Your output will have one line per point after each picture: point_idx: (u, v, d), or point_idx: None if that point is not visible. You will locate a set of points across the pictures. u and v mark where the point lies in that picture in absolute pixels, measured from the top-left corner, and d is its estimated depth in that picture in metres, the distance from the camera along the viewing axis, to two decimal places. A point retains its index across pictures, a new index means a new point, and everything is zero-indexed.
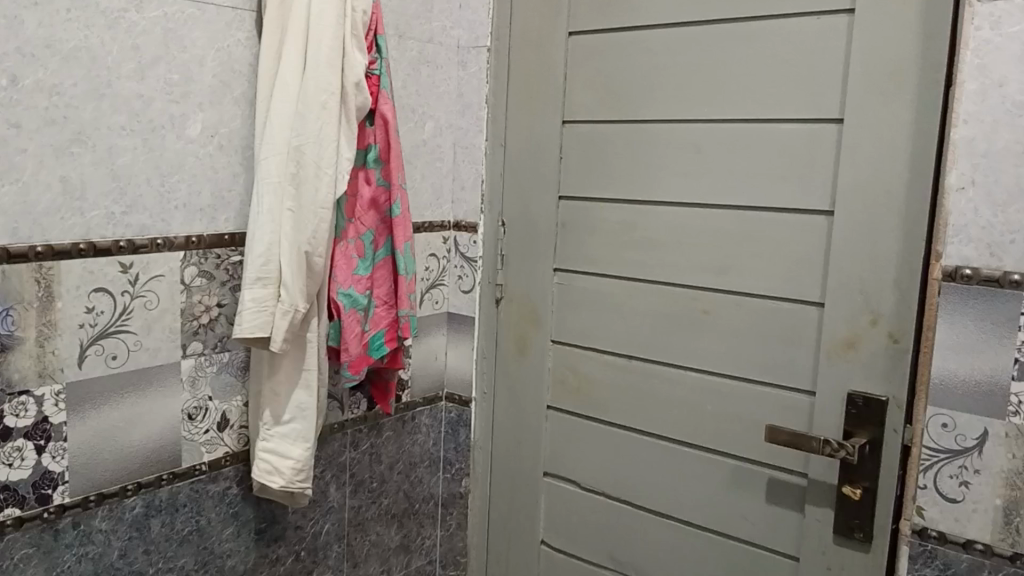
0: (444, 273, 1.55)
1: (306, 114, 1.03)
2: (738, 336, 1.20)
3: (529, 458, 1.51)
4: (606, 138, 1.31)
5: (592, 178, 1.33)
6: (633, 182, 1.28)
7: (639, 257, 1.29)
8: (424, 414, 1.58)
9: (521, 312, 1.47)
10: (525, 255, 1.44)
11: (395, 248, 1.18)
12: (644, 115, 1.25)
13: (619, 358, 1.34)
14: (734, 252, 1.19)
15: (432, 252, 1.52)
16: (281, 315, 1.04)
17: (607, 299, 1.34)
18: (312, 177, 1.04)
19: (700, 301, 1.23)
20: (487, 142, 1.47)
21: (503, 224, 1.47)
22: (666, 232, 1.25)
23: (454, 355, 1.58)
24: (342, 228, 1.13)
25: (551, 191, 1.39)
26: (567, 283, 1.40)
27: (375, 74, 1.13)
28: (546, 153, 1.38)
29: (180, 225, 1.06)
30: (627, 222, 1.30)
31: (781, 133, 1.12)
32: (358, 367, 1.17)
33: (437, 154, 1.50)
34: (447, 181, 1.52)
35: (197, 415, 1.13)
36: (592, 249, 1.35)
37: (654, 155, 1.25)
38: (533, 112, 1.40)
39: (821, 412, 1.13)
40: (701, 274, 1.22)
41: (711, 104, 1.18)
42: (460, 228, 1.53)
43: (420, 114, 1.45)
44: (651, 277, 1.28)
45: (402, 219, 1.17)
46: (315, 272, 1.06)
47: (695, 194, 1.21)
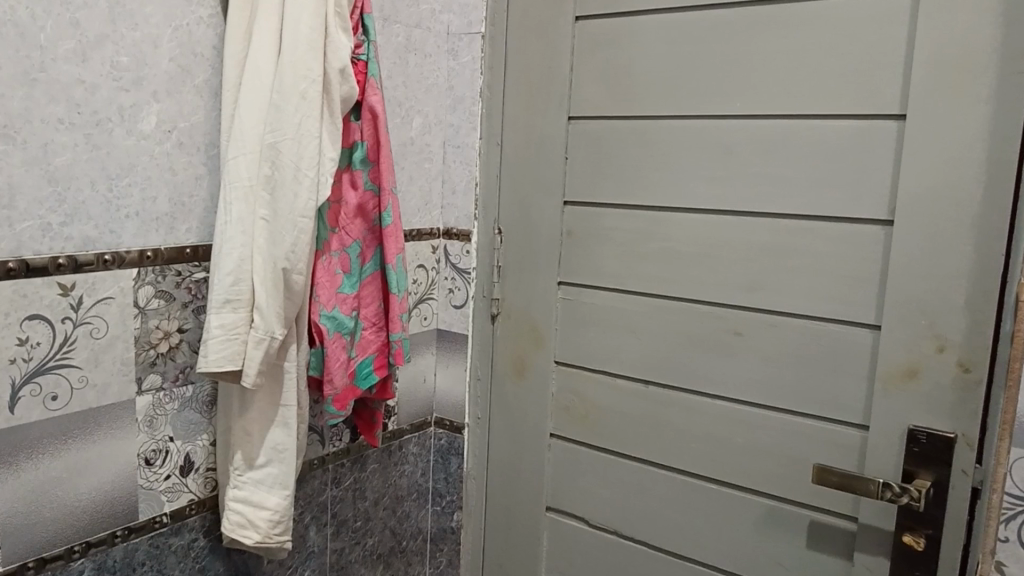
0: (432, 287, 1.40)
1: (283, 107, 0.88)
2: (774, 362, 1.07)
3: (527, 492, 1.36)
4: (620, 137, 1.16)
5: (603, 182, 1.19)
6: (652, 186, 1.14)
7: (660, 271, 1.15)
8: (412, 442, 1.42)
9: (520, 330, 1.32)
10: (525, 267, 1.29)
11: (387, 262, 1.02)
12: (666, 111, 1.11)
13: (634, 383, 1.21)
14: (772, 267, 1.05)
15: (420, 263, 1.36)
16: (254, 344, 0.88)
17: (620, 318, 1.20)
18: (291, 180, 0.88)
19: (731, 323, 1.10)
20: (481, 141, 1.32)
21: (500, 232, 1.31)
22: (691, 243, 1.11)
23: (444, 378, 1.43)
24: (324, 240, 0.97)
25: (555, 196, 1.24)
26: (573, 298, 1.25)
27: (361, 59, 0.97)
28: (550, 153, 1.23)
29: (133, 237, 0.89)
30: (645, 232, 1.15)
31: (829, 133, 0.99)
32: (344, 401, 1.01)
33: (426, 155, 1.34)
34: (437, 184, 1.37)
35: (156, 460, 0.96)
36: (603, 261, 1.20)
37: (677, 157, 1.11)
38: (533, 107, 1.25)
39: (876, 448, 1.01)
40: (733, 291, 1.09)
41: (746, 100, 1.04)
42: (451, 236, 1.37)
43: (407, 108, 1.29)
44: (674, 293, 1.14)
45: (394, 230, 1.02)
46: (294, 292, 0.90)
47: (728, 201, 1.07)
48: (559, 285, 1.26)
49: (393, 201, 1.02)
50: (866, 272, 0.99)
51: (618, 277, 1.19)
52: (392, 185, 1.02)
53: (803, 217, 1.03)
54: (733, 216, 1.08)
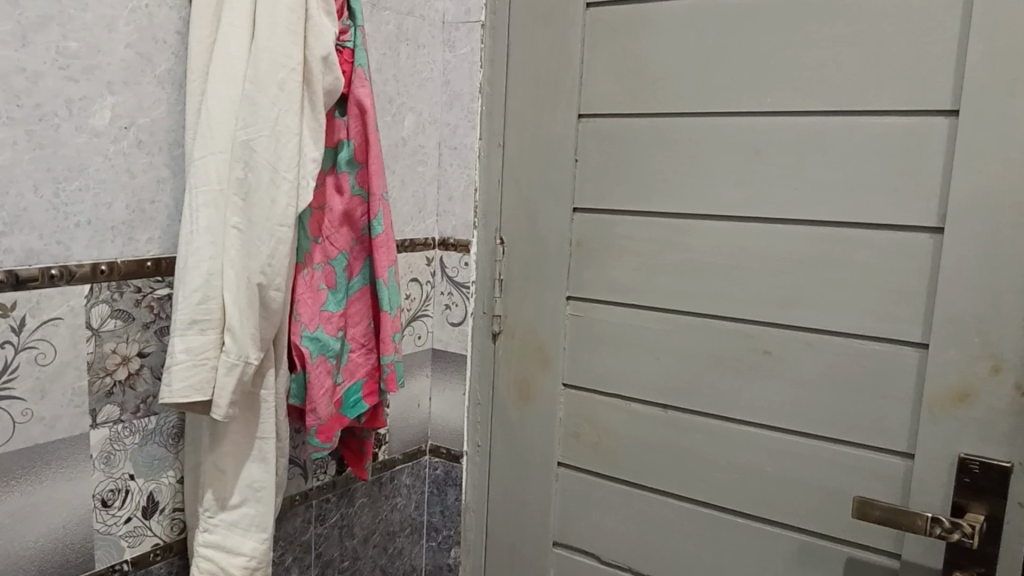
0: (428, 302, 1.28)
1: (259, 99, 0.77)
2: (810, 386, 0.95)
3: (533, 526, 1.23)
4: (634, 137, 1.05)
5: (616, 187, 1.07)
6: (668, 190, 1.02)
7: (677, 284, 1.03)
8: (405, 473, 1.29)
9: (525, 349, 1.19)
10: (529, 280, 1.17)
11: (377, 276, 0.91)
12: (685, 107, 1.00)
13: (651, 408, 1.07)
14: (805, 278, 0.94)
15: (414, 277, 1.25)
16: (225, 371, 0.77)
17: (634, 336, 1.08)
18: (268, 184, 0.77)
19: (759, 341, 0.98)
20: (481, 141, 1.21)
21: (502, 242, 1.20)
22: (713, 253, 1.00)
23: (440, 402, 1.30)
24: (305, 251, 0.86)
25: (563, 204, 1.12)
26: (583, 314, 1.12)
27: (347, 47, 0.86)
28: (558, 155, 1.12)
29: (85, 249, 0.78)
30: (663, 242, 1.04)
31: (870, 129, 0.88)
32: (329, 433, 0.89)
33: (420, 157, 1.23)
34: (432, 189, 1.26)
35: (114, 502, 0.84)
36: (617, 274, 1.08)
37: (697, 158, 1.00)
38: (537, 106, 1.13)
39: (923, 481, 0.89)
40: (761, 305, 0.97)
41: (776, 93, 0.93)
42: (447, 246, 1.26)
43: (400, 105, 1.18)
44: (693, 309, 1.02)
45: (385, 239, 0.90)
46: (272, 311, 0.80)
47: (756, 206, 0.96)
48: (568, 300, 1.14)
49: (384, 207, 0.91)
50: (912, 285, 0.87)
51: (631, 290, 1.07)
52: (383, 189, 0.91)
53: (841, 222, 0.91)
54: (761, 222, 0.96)
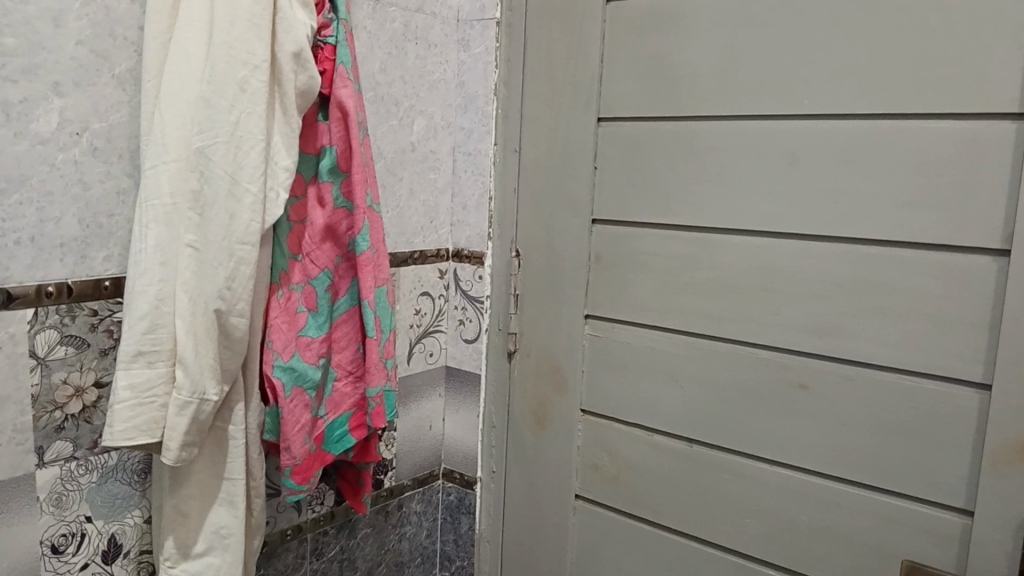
0: (441, 316, 1.12)
1: (217, 102, 0.68)
2: (856, 430, 0.81)
3: (546, 566, 1.07)
4: (659, 142, 0.91)
5: (637, 196, 0.93)
6: (694, 201, 0.89)
7: (702, 306, 0.90)
8: (415, 499, 1.13)
9: (542, 373, 1.04)
10: (544, 296, 1.02)
11: (361, 297, 0.79)
12: (714, 109, 0.87)
13: (673, 441, 0.94)
14: (848, 304, 0.80)
15: (425, 289, 1.08)
16: (176, 410, 0.69)
17: (656, 361, 0.94)
18: (226, 198, 0.69)
19: (795, 374, 0.84)
20: (496, 147, 1.06)
21: (518, 254, 1.05)
22: (744, 272, 0.86)
23: (454, 425, 1.14)
24: (280, 269, 0.76)
25: (582, 213, 0.98)
26: (603, 336, 0.98)
27: (329, 43, 0.76)
28: (577, 160, 0.97)
29: (27, 270, 0.71)
30: (688, 258, 0.90)
31: (924, 137, 0.74)
32: (305, 473, 0.78)
33: (431, 163, 1.07)
34: (446, 200, 1.10)
35: (67, 547, 0.76)
36: (644, 291, 0.94)
37: (726, 167, 0.86)
38: (555, 108, 0.99)
39: (984, 547, 0.74)
40: (798, 333, 0.83)
41: (817, 93, 0.80)
42: (462, 258, 1.10)
43: (409, 107, 1.02)
44: (722, 335, 0.89)
45: (369, 255, 0.78)
46: (235, 339, 0.71)
47: (792, 222, 0.82)
48: (586, 318, 0.99)
49: (369, 219, 0.79)
50: (973, 317, 0.73)
51: (654, 309, 0.93)
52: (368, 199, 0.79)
53: (892, 241, 0.77)
54: (799, 240, 0.82)
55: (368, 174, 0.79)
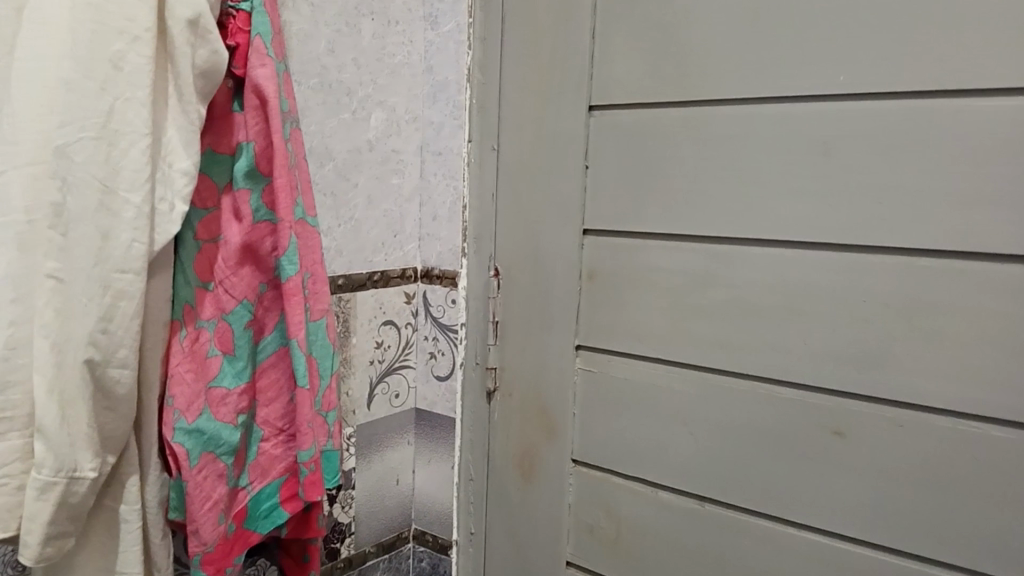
0: (408, 349, 0.95)
1: (84, 83, 0.51)
2: (919, 494, 0.63)
3: None
4: (665, 133, 0.73)
5: (637, 201, 0.75)
6: (709, 205, 0.71)
7: (715, 334, 0.72)
8: (380, 568, 0.96)
9: (527, 414, 0.86)
10: (526, 325, 0.85)
11: (289, 338, 0.62)
12: (734, 90, 0.68)
13: (685, 500, 0.76)
14: (911, 333, 0.62)
15: (388, 318, 0.91)
16: (36, 493, 0.51)
17: (662, 403, 0.76)
18: (99, 211, 0.52)
19: (839, 421, 0.66)
20: (471, 144, 0.88)
21: (497, 273, 0.87)
22: (771, 293, 0.68)
23: (426, 478, 0.97)
24: (184, 304, 0.60)
25: (571, 222, 0.80)
26: (600, 370, 0.80)
27: (242, 9, 0.59)
28: (563, 157, 0.80)
29: None
30: (701, 275, 0.72)
31: (1009, 118, 0.56)
32: (221, 560, 0.62)
33: (394, 165, 0.90)
34: (413, 208, 0.93)
35: None
36: (648, 316, 0.76)
37: (748, 161, 0.68)
38: (538, 96, 0.81)
39: None
40: (841, 369, 0.65)
41: (869, 64, 0.61)
42: (431, 279, 0.93)
43: (365, 97, 0.85)
44: (743, 371, 0.70)
45: (297, 283, 0.61)
46: (116, 396, 0.55)
47: (834, 229, 0.64)
48: (577, 349, 0.81)
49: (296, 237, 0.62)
50: None
51: (658, 340, 0.75)
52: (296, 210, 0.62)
53: (975, 254, 0.59)
54: (844, 251, 0.64)
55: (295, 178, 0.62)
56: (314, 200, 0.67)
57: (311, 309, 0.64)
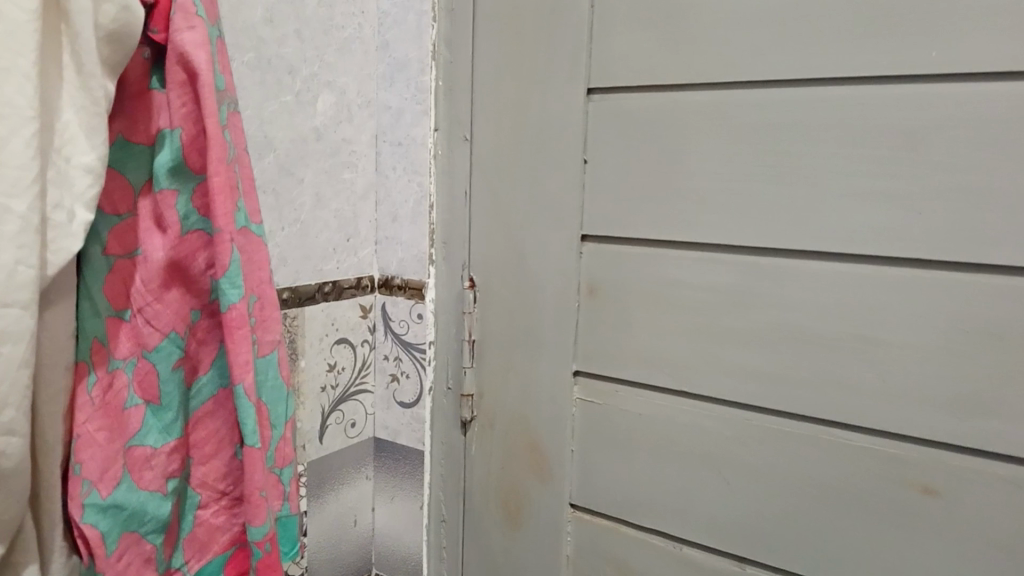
0: (366, 370, 0.81)
1: None
2: (1013, 559, 0.53)
3: None
4: (685, 125, 0.62)
5: (652, 205, 0.64)
6: (744, 211, 0.60)
7: (752, 360, 0.61)
8: None
9: (514, 449, 0.75)
10: (514, 344, 0.73)
11: (231, 382, 0.49)
12: (774, 74, 0.57)
13: (717, 560, 0.65)
14: (1002, 367, 0.52)
15: (343, 336, 0.78)
16: None
17: (684, 442, 0.65)
18: None
19: (910, 470, 0.56)
20: (438, 134, 0.75)
21: (473, 284, 0.75)
22: (823, 316, 0.58)
23: (388, 517, 0.84)
24: (90, 342, 0.46)
25: (567, 228, 0.68)
26: (604, 400, 0.69)
27: None
28: (556, 150, 0.68)
29: None
30: (732, 295, 0.62)
31: None
32: None
33: (346, 157, 0.77)
34: (367, 208, 0.80)
35: None
36: (665, 337, 0.65)
37: (794, 158, 0.57)
38: (524, 80, 0.68)
39: None
40: (911, 407, 0.55)
41: (951, 42, 0.51)
42: (391, 289, 0.80)
43: (311, 76, 0.71)
44: (787, 407, 0.60)
45: (240, 313, 0.48)
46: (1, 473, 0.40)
47: (907, 242, 0.54)
48: (575, 375, 0.70)
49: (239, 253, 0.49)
50: None
51: (677, 368, 0.65)
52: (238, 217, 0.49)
53: None
54: (915, 268, 0.54)
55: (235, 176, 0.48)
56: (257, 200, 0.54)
57: (258, 342, 0.51)
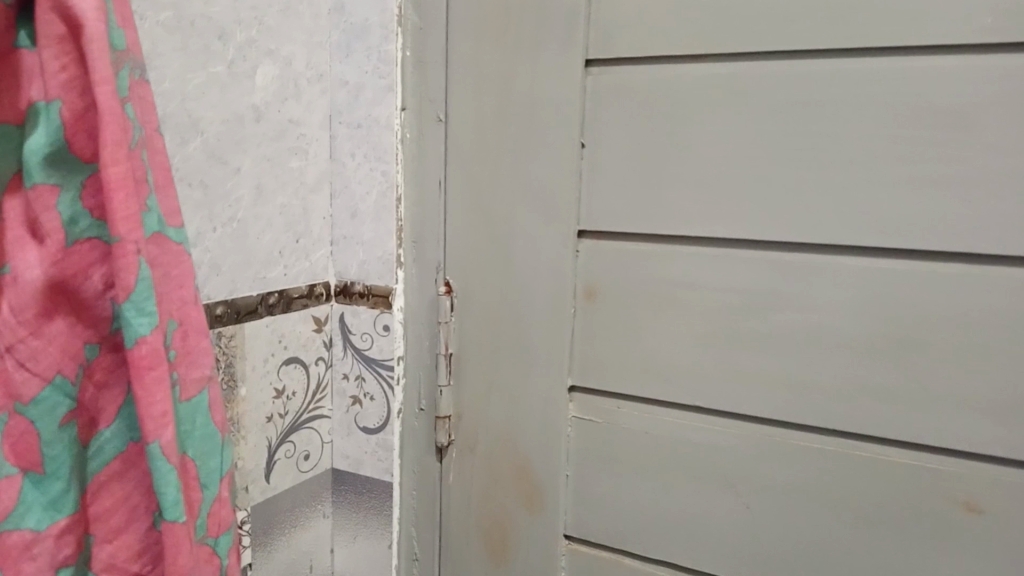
0: (322, 392, 0.70)
1: None
2: None
3: None
4: (708, 102, 0.50)
5: (665, 194, 0.52)
6: (784, 200, 0.49)
7: (790, 386, 0.50)
8: None
9: (499, 479, 0.62)
10: (498, 358, 0.60)
11: (144, 440, 0.36)
12: (825, 39, 0.46)
13: None
14: None
15: (293, 355, 0.67)
16: None
17: (704, 467, 0.54)
18: None
19: (1014, 502, 0.46)
20: (405, 113, 0.64)
21: (449, 288, 0.62)
22: (881, 326, 0.48)
23: (351, 559, 0.72)
24: None
25: (560, 222, 0.56)
26: (611, 422, 0.57)
27: None
28: (548, 131, 0.56)
29: None
30: (766, 300, 0.50)
31: None
32: None
33: (294, 141, 0.65)
34: (321, 202, 0.68)
35: None
36: (681, 358, 0.54)
37: (847, 140, 0.47)
38: (507, 48, 0.57)
39: None
40: (1003, 433, 0.45)
41: None
42: (352, 297, 0.68)
43: (247, 42, 0.60)
44: (850, 430, 0.49)
45: (151, 349, 0.36)
46: None
47: (992, 232, 0.44)
48: (571, 392, 0.58)
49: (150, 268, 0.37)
50: None
51: (694, 383, 0.53)
52: (146, 220, 0.37)
53: None
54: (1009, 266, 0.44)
55: (139, 164, 0.37)
56: (174, 194, 0.42)
57: (179, 381, 0.39)
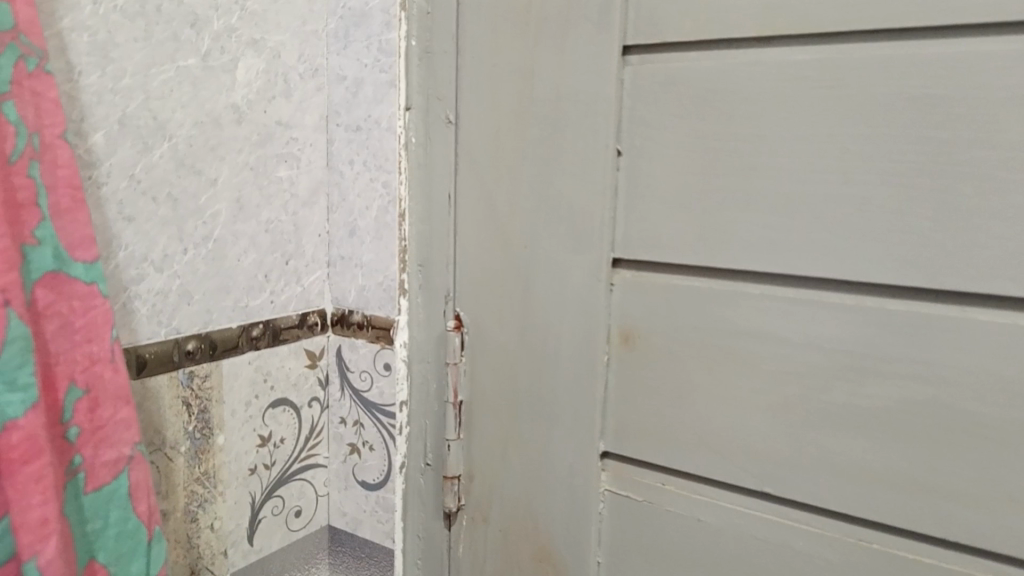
0: (315, 439, 0.61)
1: None
2: None
3: None
4: (778, 102, 0.39)
5: (725, 219, 0.41)
6: (882, 231, 0.37)
7: (880, 468, 0.39)
8: None
9: (516, 555, 0.52)
10: (516, 410, 0.51)
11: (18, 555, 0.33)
12: (942, 20, 0.35)
13: None
14: None
15: (280, 396, 0.58)
16: None
17: (768, 567, 0.43)
18: None
19: None
20: (410, 113, 0.53)
21: (459, 324, 0.53)
22: (1011, 405, 0.35)
23: None
24: None
25: (591, 249, 0.46)
26: (649, 499, 0.47)
27: None
28: (578, 137, 0.45)
29: None
30: (858, 360, 0.39)
31: None
32: None
33: (281, 146, 0.56)
34: (314, 216, 0.59)
35: None
36: (737, 423, 0.43)
37: (970, 154, 0.35)
38: (530, 36, 0.47)
39: None
40: None
41: None
42: (348, 327, 0.59)
43: (224, 30, 0.51)
44: (953, 538, 0.38)
45: (22, 436, 0.32)
46: None
47: None
48: (603, 458, 0.48)
49: (37, 332, 0.35)
50: None
51: (758, 458, 0.42)
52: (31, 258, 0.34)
53: None
54: None
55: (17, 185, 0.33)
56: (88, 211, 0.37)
57: (84, 466, 0.37)
